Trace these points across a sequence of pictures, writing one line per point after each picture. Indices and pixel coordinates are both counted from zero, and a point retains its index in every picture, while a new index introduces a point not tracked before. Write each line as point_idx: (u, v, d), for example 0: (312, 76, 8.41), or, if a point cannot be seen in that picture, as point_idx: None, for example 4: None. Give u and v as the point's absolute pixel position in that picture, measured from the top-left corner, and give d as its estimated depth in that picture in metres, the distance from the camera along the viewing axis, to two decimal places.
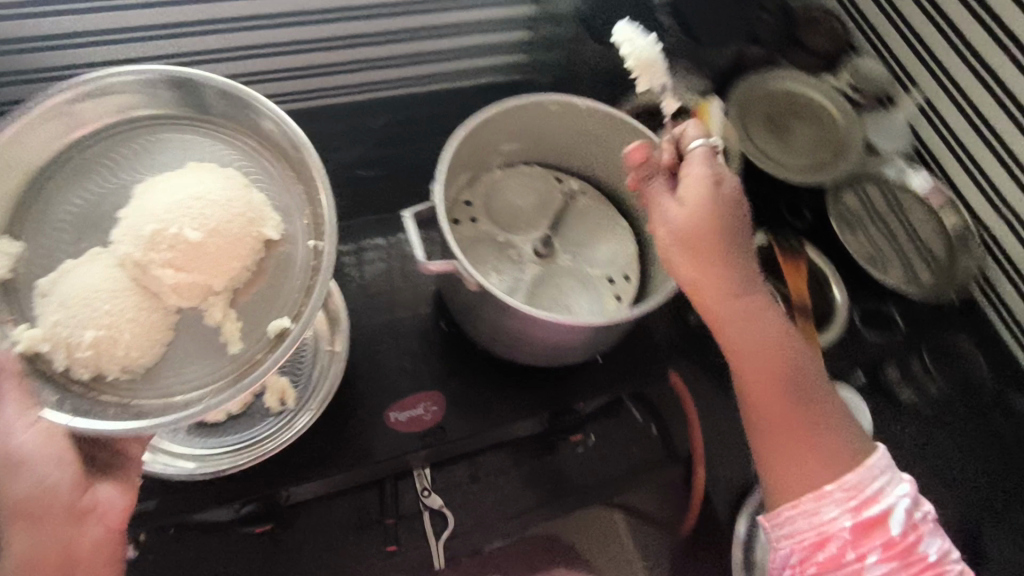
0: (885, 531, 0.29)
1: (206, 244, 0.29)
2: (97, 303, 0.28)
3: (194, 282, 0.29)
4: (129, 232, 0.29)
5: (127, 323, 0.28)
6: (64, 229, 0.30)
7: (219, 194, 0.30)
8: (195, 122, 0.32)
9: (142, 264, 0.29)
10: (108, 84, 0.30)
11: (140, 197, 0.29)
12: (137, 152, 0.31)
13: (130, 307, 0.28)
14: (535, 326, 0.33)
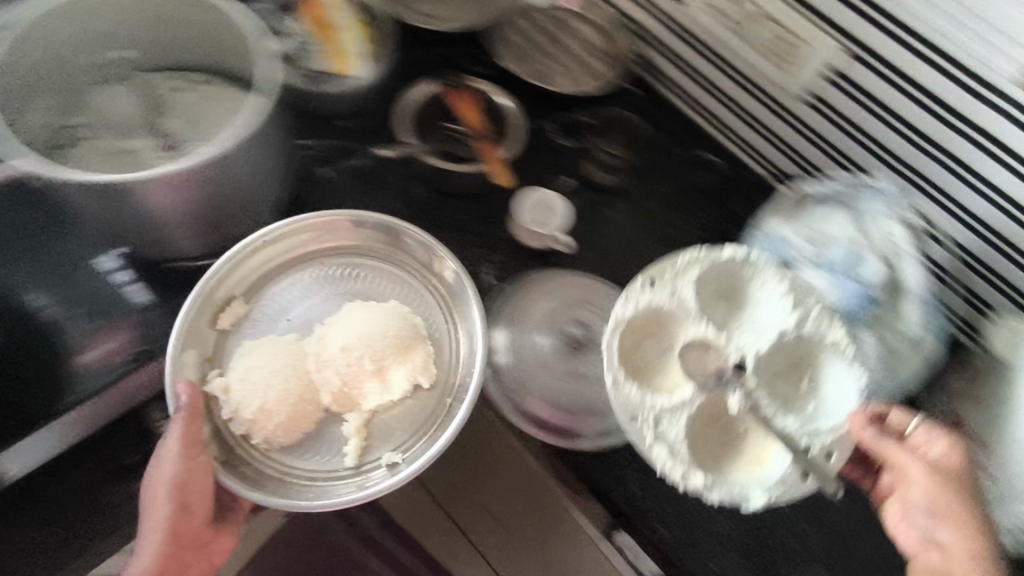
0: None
1: (376, 366, 0.40)
2: (271, 388, 0.39)
3: (350, 398, 0.40)
4: (324, 344, 0.40)
5: (278, 399, 0.39)
6: (283, 400, 0.39)
7: (373, 322, 0.41)
8: (365, 258, 0.45)
9: (333, 380, 0.40)
10: (192, 403, 0.36)
11: (325, 332, 0.41)
12: (318, 452, 0.40)
13: (288, 394, 0.39)
14: (367, 378, 0.40)
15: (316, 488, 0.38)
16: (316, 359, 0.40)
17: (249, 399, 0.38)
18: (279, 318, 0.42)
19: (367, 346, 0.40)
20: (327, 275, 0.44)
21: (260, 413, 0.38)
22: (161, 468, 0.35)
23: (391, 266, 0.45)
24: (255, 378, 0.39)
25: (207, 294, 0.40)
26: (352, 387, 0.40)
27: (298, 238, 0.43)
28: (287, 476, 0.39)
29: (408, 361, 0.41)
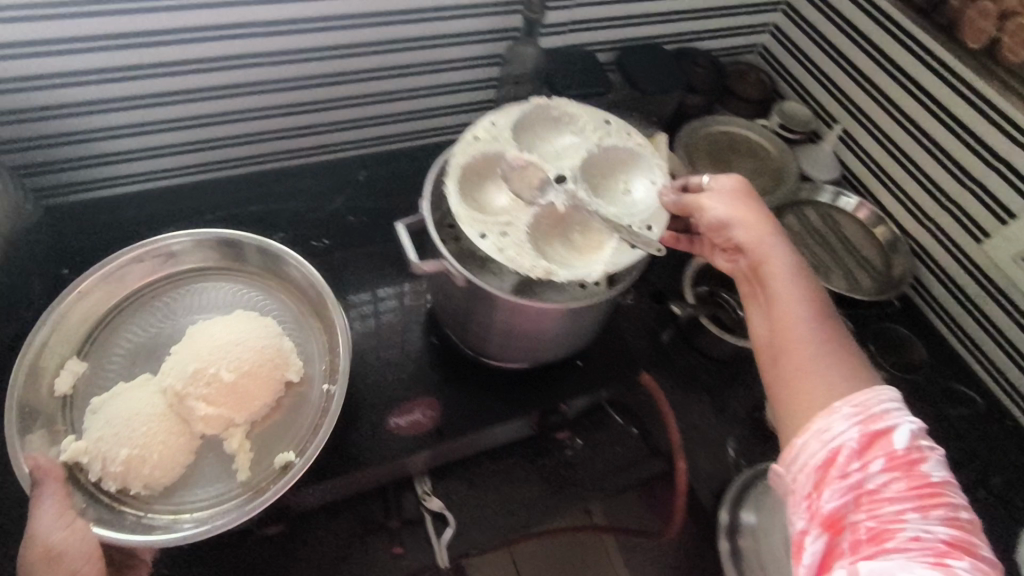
0: (886, 443, 0.28)
1: (239, 378, 0.40)
2: (136, 429, 0.38)
3: (222, 416, 0.39)
4: (176, 371, 0.40)
5: (151, 442, 0.38)
6: (155, 433, 0.38)
7: (225, 335, 0.41)
8: (205, 278, 0.44)
9: (195, 399, 0.39)
10: (48, 466, 0.35)
11: (175, 358, 0.40)
12: (205, 479, 0.39)
13: (156, 430, 0.38)
14: (237, 390, 0.40)
15: (213, 512, 0.38)
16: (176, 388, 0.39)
17: (112, 447, 0.37)
18: (121, 363, 0.41)
19: (225, 358, 0.40)
20: (165, 306, 0.43)
21: (129, 460, 0.37)
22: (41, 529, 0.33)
23: (234, 279, 0.45)
24: (117, 426, 0.38)
25: (34, 367, 0.38)
26: (223, 401, 0.39)
27: (140, 271, 0.43)
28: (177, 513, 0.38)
29: (271, 363, 0.41)
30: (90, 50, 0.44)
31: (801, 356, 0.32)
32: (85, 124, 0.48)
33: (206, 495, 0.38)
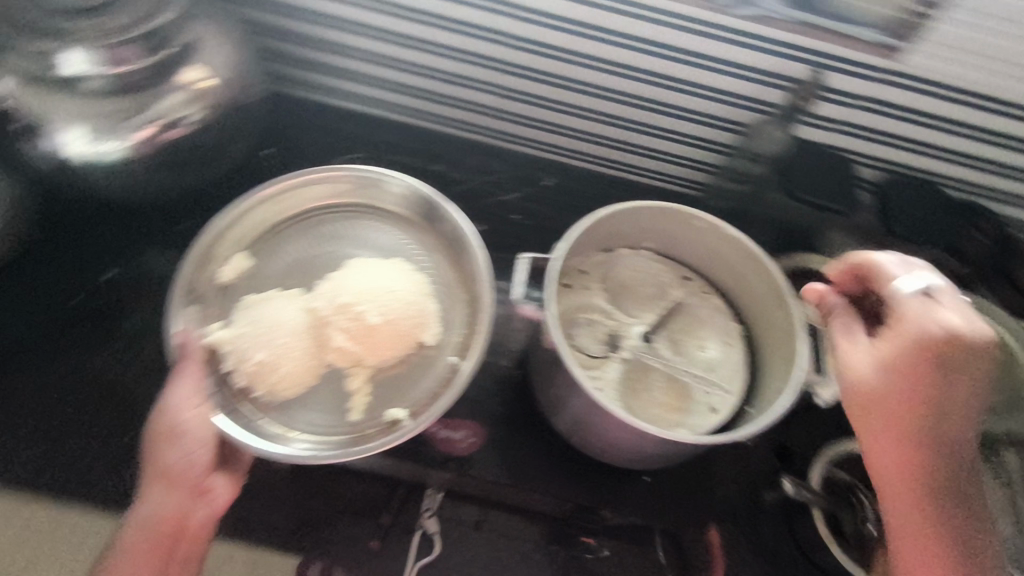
0: None
1: (380, 326, 0.40)
2: (277, 338, 0.39)
3: (354, 353, 0.40)
4: (324, 294, 0.41)
5: (288, 358, 0.39)
6: (290, 344, 0.39)
7: (380, 280, 0.42)
8: (373, 209, 0.45)
9: (329, 324, 0.40)
10: (190, 342, 0.38)
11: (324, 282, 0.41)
12: (317, 405, 0.40)
13: (294, 344, 0.39)
14: (374, 336, 0.40)
15: (314, 445, 0.39)
16: (316, 309, 0.40)
17: (248, 346, 0.39)
18: (281, 268, 0.43)
19: (373, 299, 0.41)
20: (334, 225, 0.44)
21: (262, 365, 0.39)
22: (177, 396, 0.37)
23: (402, 221, 0.45)
24: (260, 330, 0.39)
25: (207, 256, 0.41)
26: (359, 342, 0.40)
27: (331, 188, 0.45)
28: (286, 430, 0.39)
29: (414, 320, 0.42)
30: None
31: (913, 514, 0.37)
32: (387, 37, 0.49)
33: (314, 427, 0.39)
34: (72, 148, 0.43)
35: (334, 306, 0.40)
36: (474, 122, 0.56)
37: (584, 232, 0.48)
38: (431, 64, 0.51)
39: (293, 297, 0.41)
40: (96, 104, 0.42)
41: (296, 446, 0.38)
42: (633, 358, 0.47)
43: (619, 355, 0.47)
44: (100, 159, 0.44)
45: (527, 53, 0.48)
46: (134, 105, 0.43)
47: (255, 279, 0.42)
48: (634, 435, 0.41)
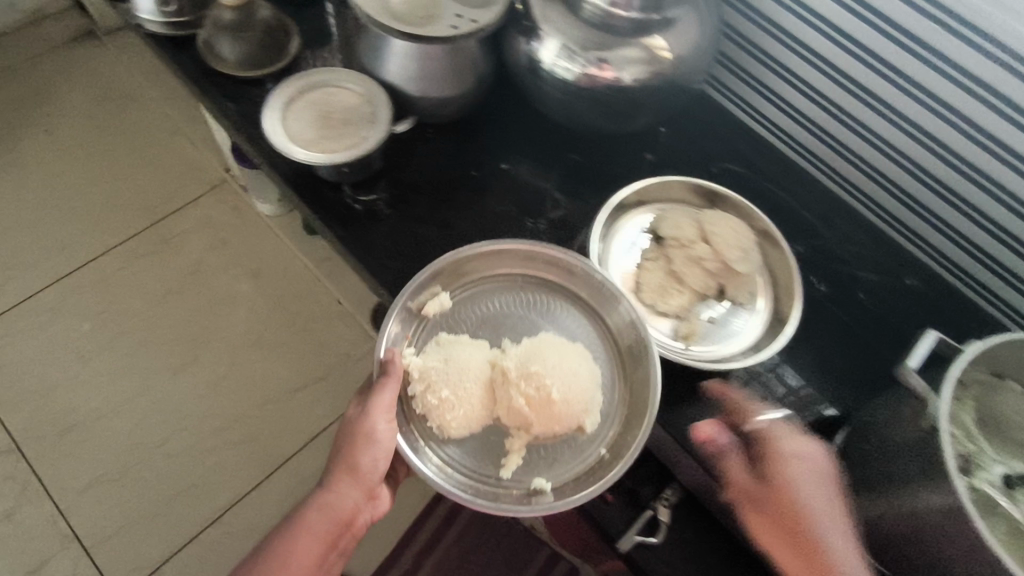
0: None
1: (557, 405, 0.63)
2: (465, 389, 0.64)
3: (517, 420, 0.64)
4: (515, 361, 0.65)
5: (463, 403, 0.64)
6: (468, 386, 0.64)
7: (559, 370, 0.64)
8: (542, 290, 0.72)
9: (497, 385, 0.64)
10: (394, 363, 0.63)
11: (523, 362, 0.64)
12: (469, 447, 0.64)
13: (474, 394, 0.64)
14: (540, 411, 0.63)
15: (461, 485, 0.62)
16: (497, 366, 0.65)
17: (449, 389, 0.63)
18: (470, 327, 0.69)
19: (548, 383, 0.63)
20: (506, 302, 0.71)
21: (444, 401, 0.63)
22: (382, 422, 0.62)
23: (570, 301, 0.72)
24: (450, 373, 0.64)
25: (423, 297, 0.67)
26: (528, 411, 0.63)
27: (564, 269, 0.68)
28: (443, 461, 0.63)
29: (568, 405, 0.63)
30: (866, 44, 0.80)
31: None
32: (843, 73, 0.85)
33: (457, 466, 0.63)
34: (547, 53, 0.91)
35: (506, 377, 0.64)
36: (900, 217, 0.92)
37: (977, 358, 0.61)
38: (864, 123, 0.87)
39: (501, 355, 0.66)
40: (589, 24, 0.89)
41: (453, 477, 0.62)
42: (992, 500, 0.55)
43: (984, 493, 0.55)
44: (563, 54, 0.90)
45: (943, 134, 0.79)
46: (609, 35, 0.89)
47: (482, 314, 0.70)
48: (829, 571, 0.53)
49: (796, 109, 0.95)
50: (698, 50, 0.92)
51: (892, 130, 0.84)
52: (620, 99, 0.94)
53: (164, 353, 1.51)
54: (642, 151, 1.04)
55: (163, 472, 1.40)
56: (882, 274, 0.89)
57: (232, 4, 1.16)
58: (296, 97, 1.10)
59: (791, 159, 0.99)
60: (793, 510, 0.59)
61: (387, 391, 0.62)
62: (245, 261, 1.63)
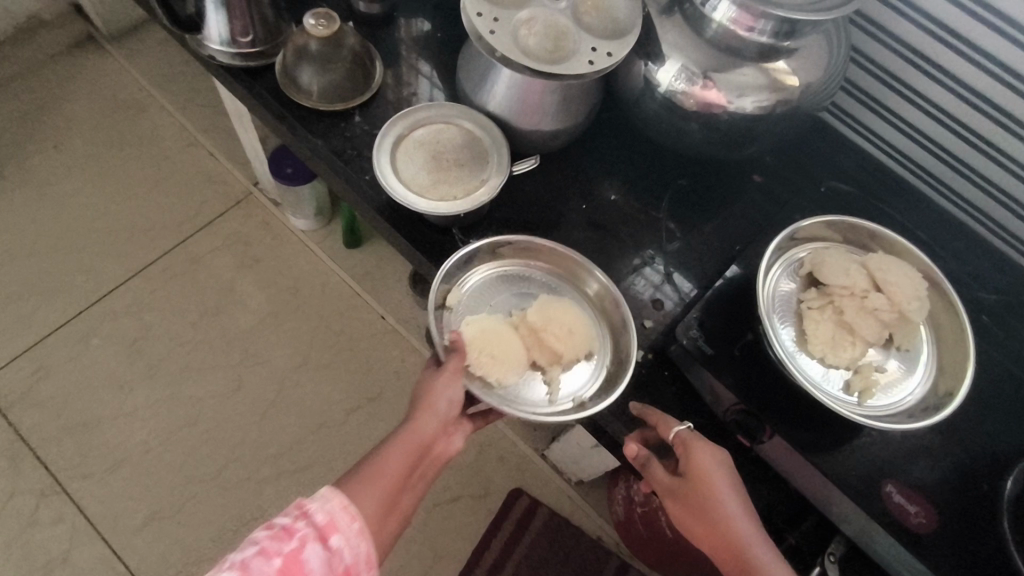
0: None
1: (563, 342, 0.90)
2: (493, 341, 0.88)
3: (544, 354, 0.90)
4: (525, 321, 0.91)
5: (496, 353, 0.87)
6: (499, 340, 0.88)
7: (563, 324, 0.91)
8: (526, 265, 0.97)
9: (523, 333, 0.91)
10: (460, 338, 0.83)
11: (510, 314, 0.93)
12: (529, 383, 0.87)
13: (507, 343, 0.88)
14: (551, 348, 0.89)
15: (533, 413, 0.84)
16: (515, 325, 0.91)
17: (491, 346, 0.87)
18: (497, 297, 0.94)
19: (556, 336, 0.89)
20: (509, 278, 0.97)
21: (490, 361, 0.86)
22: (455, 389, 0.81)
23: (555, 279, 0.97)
24: (489, 339, 0.86)
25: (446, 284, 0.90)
26: (539, 346, 0.91)
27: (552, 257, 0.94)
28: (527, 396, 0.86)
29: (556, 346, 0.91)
30: (973, 67, 1.06)
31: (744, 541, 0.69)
32: (943, 91, 1.12)
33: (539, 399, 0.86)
34: (665, 77, 1.11)
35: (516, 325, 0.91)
36: (972, 204, 1.23)
37: None
38: (953, 119, 1.14)
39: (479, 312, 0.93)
40: (706, 48, 1.09)
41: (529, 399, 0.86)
42: None
43: None
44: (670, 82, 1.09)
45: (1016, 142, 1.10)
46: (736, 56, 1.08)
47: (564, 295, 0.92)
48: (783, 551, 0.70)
49: (902, 114, 1.20)
50: (822, 81, 1.10)
51: (955, 125, 1.14)
52: (736, 128, 1.14)
53: (212, 377, 1.52)
54: (748, 175, 1.25)
55: (222, 503, 1.41)
56: (992, 282, 1.15)
57: (327, 34, 1.18)
58: (405, 135, 1.18)
59: (872, 152, 1.28)
60: (699, 504, 0.72)
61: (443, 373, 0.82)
62: (282, 282, 1.64)
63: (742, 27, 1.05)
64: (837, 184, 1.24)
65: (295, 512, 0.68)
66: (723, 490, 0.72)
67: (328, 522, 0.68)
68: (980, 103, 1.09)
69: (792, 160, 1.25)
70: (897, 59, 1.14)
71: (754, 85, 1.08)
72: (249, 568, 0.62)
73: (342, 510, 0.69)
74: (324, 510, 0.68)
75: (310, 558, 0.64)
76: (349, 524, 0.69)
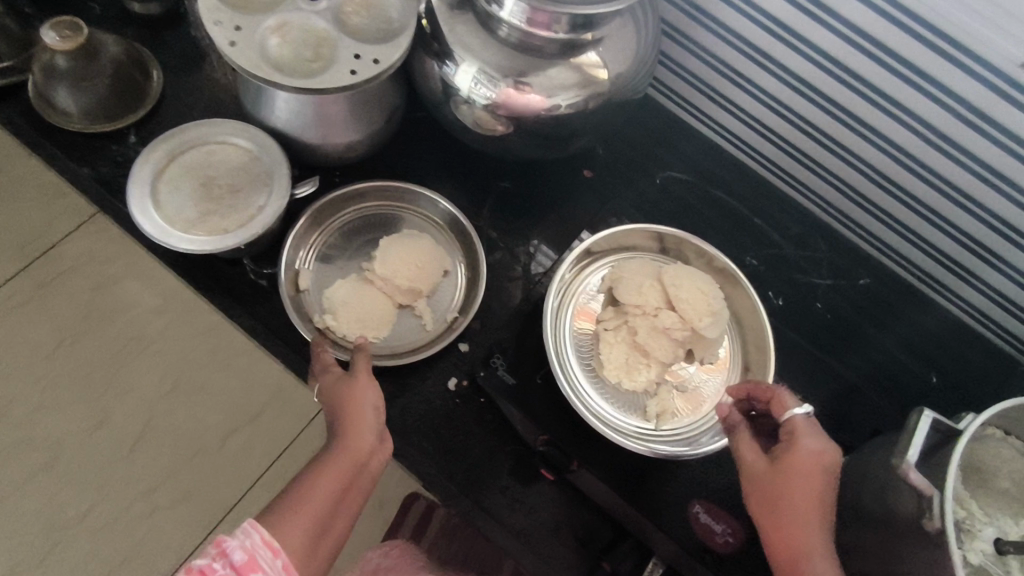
0: None
1: (400, 274, 1.37)
2: (348, 299, 1.36)
3: (410, 290, 1.38)
4: (370, 270, 1.40)
5: (368, 309, 1.35)
6: (352, 297, 1.36)
7: (402, 260, 1.38)
8: (349, 224, 1.46)
9: (371, 280, 1.39)
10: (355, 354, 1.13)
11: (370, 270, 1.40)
12: (407, 319, 1.39)
13: (363, 292, 1.37)
14: (389, 280, 1.37)
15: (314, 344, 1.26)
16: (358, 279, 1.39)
17: (337, 308, 1.35)
18: (342, 265, 1.43)
19: (402, 274, 1.37)
20: (343, 238, 1.45)
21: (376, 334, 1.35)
22: (374, 398, 1.05)
23: (409, 227, 1.48)
24: (351, 302, 1.35)
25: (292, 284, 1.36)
26: (397, 280, 1.37)
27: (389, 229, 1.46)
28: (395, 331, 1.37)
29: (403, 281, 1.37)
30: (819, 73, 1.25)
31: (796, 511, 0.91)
32: (797, 69, 1.28)
33: (402, 356, 1.33)
34: (459, 75, 1.23)
35: (371, 275, 1.39)
36: (851, 188, 1.45)
37: (906, 435, 0.98)
38: (801, 64, 1.26)
39: (325, 279, 1.41)
40: (512, 43, 1.22)
41: (403, 340, 1.37)
42: (938, 519, 0.88)
43: (937, 522, 0.88)
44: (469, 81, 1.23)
45: (886, 121, 1.24)
46: (566, 47, 1.22)
47: (355, 255, 1.44)
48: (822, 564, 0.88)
49: (759, 113, 1.43)
50: (632, 66, 1.29)
51: (788, 78, 1.30)
52: (557, 131, 1.34)
53: None
54: (583, 172, 1.56)
55: None
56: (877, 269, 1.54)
57: None
58: (163, 168, 1.32)
59: (742, 109, 1.45)
60: (774, 491, 0.93)
61: (346, 395, 1.06)
62: None
63: (542, 28, 1.16)
64: (640, 195, 1.55)
65: (213, 552, 0.82)
66: (804, 494, 0.91)
67: (246, 561, 0.83)
68: (811, 55, 1.23)
69: (602, 179, 1.56)
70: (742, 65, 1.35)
71: (577, 87, 1.24)
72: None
73: (259, 549, 0.85)
74: (242, 548, 0.84)
75: None
76: (269, 561, 0.85)
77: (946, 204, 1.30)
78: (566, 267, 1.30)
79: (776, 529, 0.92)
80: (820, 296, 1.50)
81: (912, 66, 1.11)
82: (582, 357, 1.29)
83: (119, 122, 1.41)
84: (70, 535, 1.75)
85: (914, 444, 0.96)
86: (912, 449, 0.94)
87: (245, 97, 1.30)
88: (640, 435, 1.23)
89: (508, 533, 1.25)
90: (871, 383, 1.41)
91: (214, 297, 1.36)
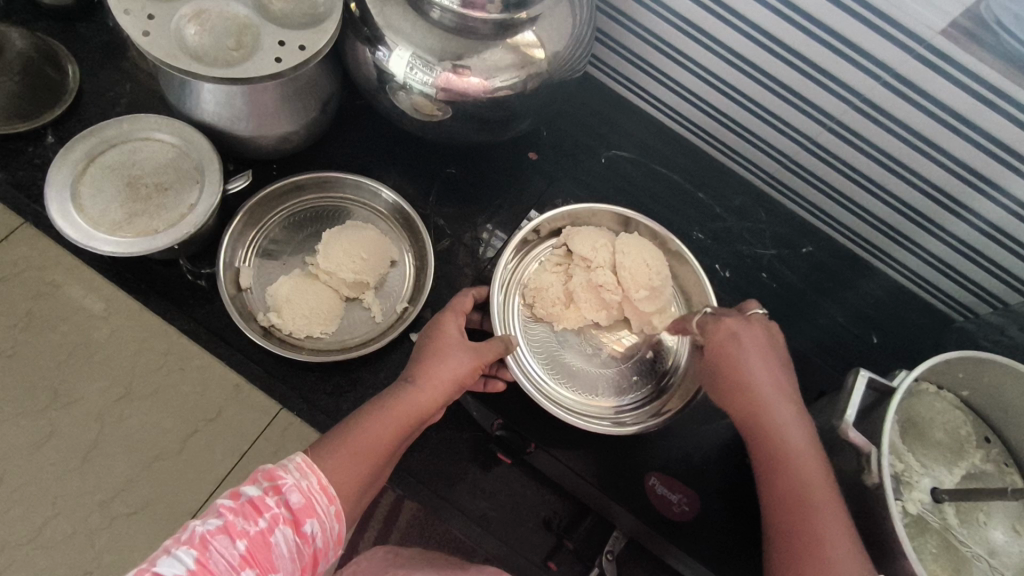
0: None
1: (344, 266, 1.33)
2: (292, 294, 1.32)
3: (356, 280, 1.35)
4: (313, 263, 1.36)
5: (314, 302, 1.32)
6: (296, 290, 1.32)
7: (345, 251, 1.34)
8: (289, 217, 1.42)
9: (315, 273, 1.35)
10: (459, 306, 1.14)
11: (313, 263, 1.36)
12: (357, 311, 1.37)
13: (307, 285, 1.33)
14: (334, 272, 1.33)
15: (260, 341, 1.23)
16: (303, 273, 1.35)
17: (281, 303, 1.30)
18: (283, 260, 1.39)
19: (347, 265, 1.33)
20: (283, 233, 1.41)
21: (324, 327, 1.32)
22: (457, 358, 1.04)
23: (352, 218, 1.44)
24: (295, 297, 1.31)
25: (234, 283, 1.32)
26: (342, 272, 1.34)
27: (331, 221, 1.42)
28: (345, 325, 1.35)
29: (350, 272, 1.34)
30: (736, 37, 1.26)
31: (764, 402, 0.98)
32: (718, 33, 1.28)
33: (354, 350, 1.31)
34: (392, 61, 1.20)
35: (314, 268, 1.35)
36: (780, 150, 1.47)
37: (846, 397, 1.01)
38: (719, 28, 1.27)
39: (266, 277, 1.36)
40: (446, 28, 1.18)
41: (354, 334, 1.34)
42: (877, 475, 0.91)
43: (877, 480, 0.91)
44: (402, 66, 1.20)
45: (803, 82, 1.27)
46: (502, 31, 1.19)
47: (298, 249, 1.40)
48: (797, 430, 0.96)
49: (689, 79, 1.44)
50: (569, 46, 1.27)
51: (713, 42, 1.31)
52: (499, 115, 1.32)
53: None
54: (530, 156, 1.55)
55: None
56: (810, 233, 1.59)
57: None
58: (88, 164, 1.26)
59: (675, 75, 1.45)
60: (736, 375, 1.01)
61: (419, 356, 1.05)
62: None
63: (476, 10, 1.12)
64: (586, 173, 1.55)
65: (267, 486, 0.85)
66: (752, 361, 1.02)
67: (302, 504, 0.85)
68: (727, 18, 1.24)
69: (548, 160, 1.55)
70: (667, 32, 1.36)
71: (516, 71, 1.22)
72: (217, 544, 0.79)
73: (315, 495, 0.87)
74: (299, 490, 0.85)
75: (277, 540, 0.81)
76: (324, 508, 0.87)
77: (860, 156, 1.34)
78: (510, 254, 1.31)
79: (748, 406, 1.00)
80: (764, 266, 1.52)
81: (823, 22, 1.13)
82: (532, 340, 1.30)
83: (32, 121, 1.32)
84: (21, 557, 1.69)
85: (852, 405, 0.99)
86: (851, 407, 0.97)
87: (167, 89, 1.23)
88: (594, 412, 1.25)
89: (469, 519, 1.24)
90: (815, 347, 1.45)
91: (150, 302, 1.30)
